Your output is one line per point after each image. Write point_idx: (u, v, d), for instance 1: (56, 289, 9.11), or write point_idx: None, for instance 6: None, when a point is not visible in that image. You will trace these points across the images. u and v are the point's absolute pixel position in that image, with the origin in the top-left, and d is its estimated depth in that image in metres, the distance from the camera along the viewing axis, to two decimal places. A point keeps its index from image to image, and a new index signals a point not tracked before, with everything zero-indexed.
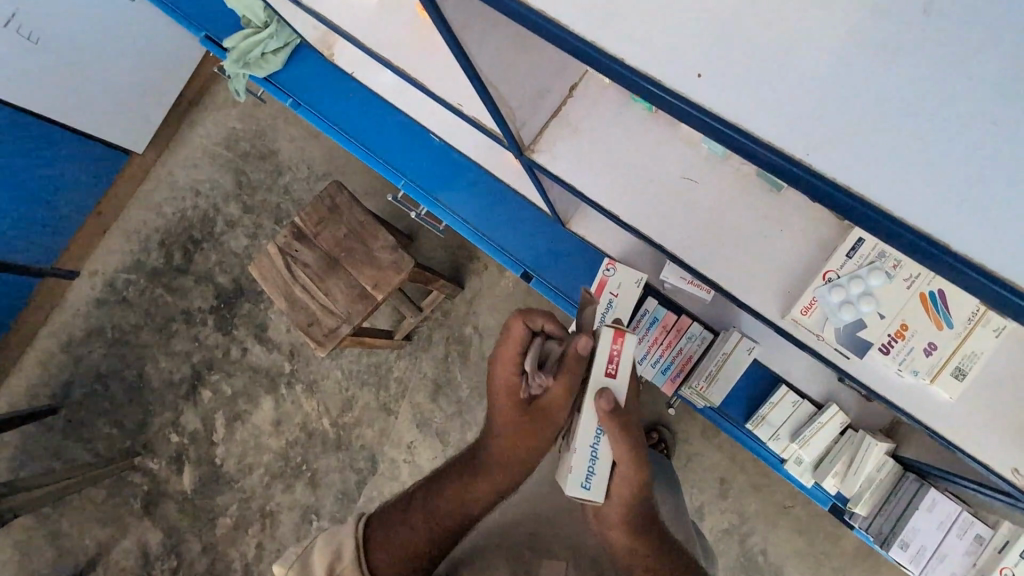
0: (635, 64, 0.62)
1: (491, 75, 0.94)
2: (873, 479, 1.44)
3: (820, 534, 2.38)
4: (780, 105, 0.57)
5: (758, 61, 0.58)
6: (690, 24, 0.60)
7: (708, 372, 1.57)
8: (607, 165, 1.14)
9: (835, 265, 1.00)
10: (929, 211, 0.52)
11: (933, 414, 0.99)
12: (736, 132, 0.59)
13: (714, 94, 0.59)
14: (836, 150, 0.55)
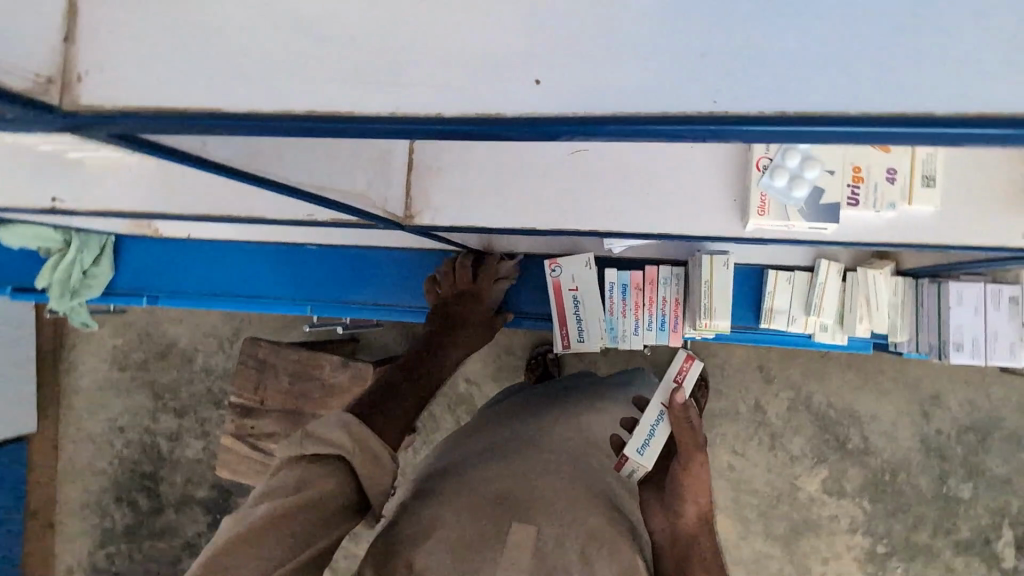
0: (462, 113, 0.49)
1: (323, 179, 0.82)
2: (897, 305, 1.45)
3: (865, 359, 2.33)
4: (640, 70, 0.46)
5: (585, 36, 0.47)
6: (495, 26, 0.49)
7: (704, 306, 1.44)
8: (495, 184, 1.03)
9: (763, 151, 0.93)
10: (866, 90, 0.43)
11: (931, 232, 0.93)
12: (615, 125, 0.47)
13: (568, 95, 0.48)
14: (733, 79, 0.45)
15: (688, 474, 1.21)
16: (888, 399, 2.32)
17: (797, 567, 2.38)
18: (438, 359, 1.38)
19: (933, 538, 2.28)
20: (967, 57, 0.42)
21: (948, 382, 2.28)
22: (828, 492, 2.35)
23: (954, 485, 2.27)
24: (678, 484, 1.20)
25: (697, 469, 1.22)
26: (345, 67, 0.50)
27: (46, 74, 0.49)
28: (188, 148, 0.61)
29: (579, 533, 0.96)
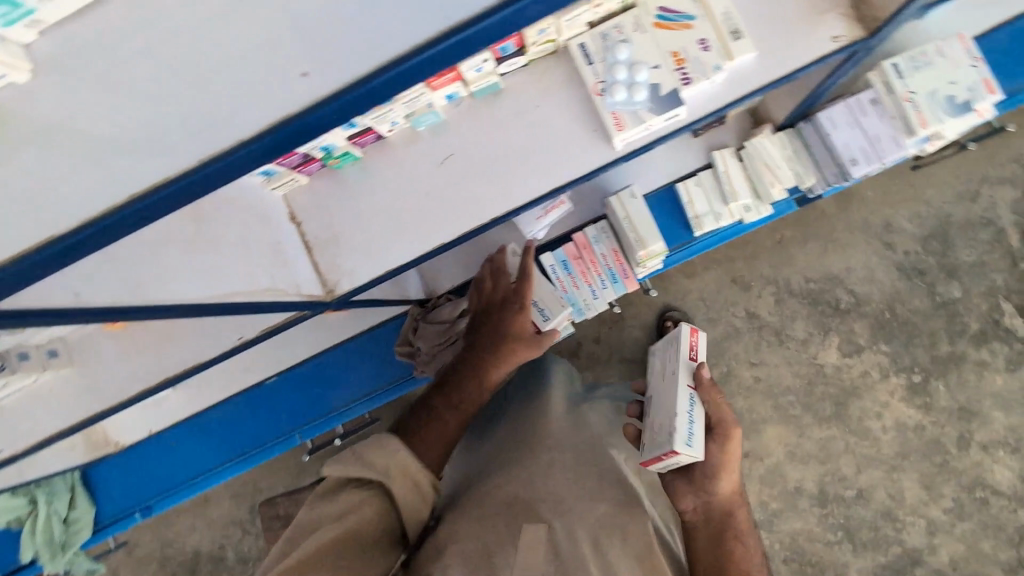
0: (259, 121, 0.64)
1: (211, 288, 0.82)
2: (792, 155, 1.56)
3: (814, 224, 2.41)
4: (367, 32, 0.64)
5: (319, 29, 0.64)
6: (255, 55, 0.64)
7: (634, 238, 1.47)
8: (392, 227, 1.07)
9: (593, 79, 1.00)
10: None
11: (760, 75, 1.00)
12: (369, 76, 0.64)
13: (328, 75, 0.64)
14: (424, 6, 0.63)
15: (722, 458, 1.19)
16: (852, 248, 2.40)
17: (857, 434, 2.42)
18: (466, 377, 1.21)
19: (953, 344, 2.37)
20: None
21: (891, 207, 2.37)
22: (846, 354, 2.42)
23: (943, 290, 2.36)
24: (710, 467, 1.19)
25: (730, 448, 1.21)
26: (163, 142, 0.62)
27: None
28: (64, 303, 0.63)
29: (592, 531, 1.07)
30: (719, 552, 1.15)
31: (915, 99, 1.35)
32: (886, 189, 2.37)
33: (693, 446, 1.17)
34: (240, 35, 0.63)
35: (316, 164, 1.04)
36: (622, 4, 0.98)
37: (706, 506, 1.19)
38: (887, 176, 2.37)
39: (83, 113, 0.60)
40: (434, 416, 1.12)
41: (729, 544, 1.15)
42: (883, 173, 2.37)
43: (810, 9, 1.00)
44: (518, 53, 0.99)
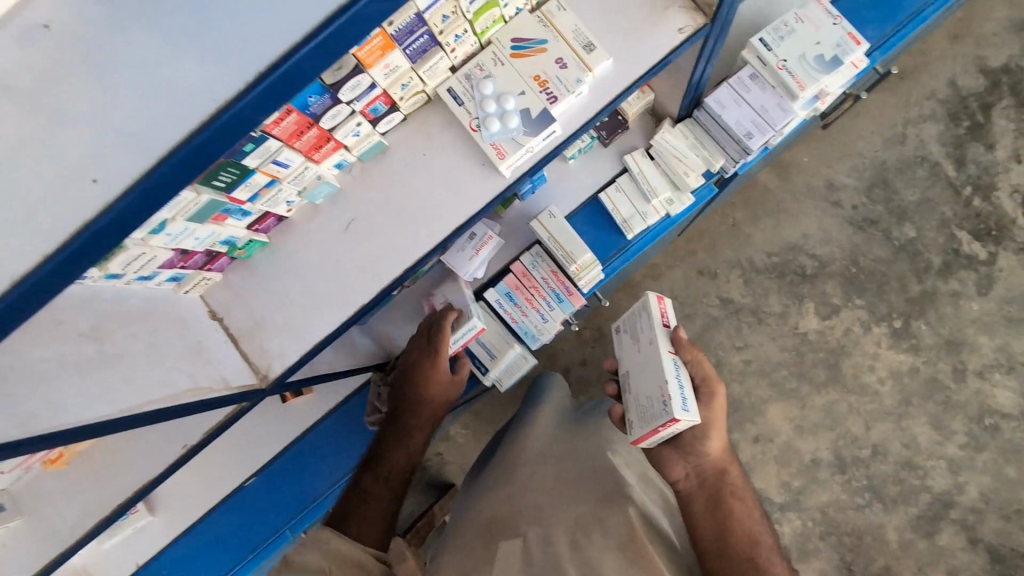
0: (58, 239, 0.60)
1: (123, 402, 0.83)
2: (696, 142, 1.61)
3: (758, 201, 2.47)
4: (154, 123, 0.61)
5: (102, 128, 0.61)
6: (40, 170, 0.60)
7: (564, 256, 1.49)
8: (315, 299, 1.09)
9: (467, 117, 1.04)
10: (279, 31, 0.62)
11: (621, 78, 1.05)
12: (162, 165, 0.61)
13: (121, 173, 0.61)
14: (205, 85, 0.61)
15: (709, 413, 1.19)
16: (801, 215, 2.45)
17: (857, 392, 2.40)
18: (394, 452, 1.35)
19: (922, 282, 2.40)
20: None
21: (826, 168, 2.44)
22: (823, 316, 2.43)
23: (898, 233, 2.41)
24: (697, 427, 1.19)
25: (716, 406, 1.21)
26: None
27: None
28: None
29: (568, 529, 1.13)
30: (718, 513, 1.14)
31: (788, 66, 1.43)
32: (816, 152, 2.45)
33: (689, 409, 1.13)
34: (24, 155, 0.60)
35: (224, 258, 1.05)
36: (476, 44, 1.03)
37: (700, 470, 1.19)
38: (814, 140, 2.45)
39: None
40: (368, 494, 1.25)
41: (728, 504, 1.15)
42: (810, 139, 2.46)
43: (653, 7, 1.06)
44: (391, 110, 1.02)
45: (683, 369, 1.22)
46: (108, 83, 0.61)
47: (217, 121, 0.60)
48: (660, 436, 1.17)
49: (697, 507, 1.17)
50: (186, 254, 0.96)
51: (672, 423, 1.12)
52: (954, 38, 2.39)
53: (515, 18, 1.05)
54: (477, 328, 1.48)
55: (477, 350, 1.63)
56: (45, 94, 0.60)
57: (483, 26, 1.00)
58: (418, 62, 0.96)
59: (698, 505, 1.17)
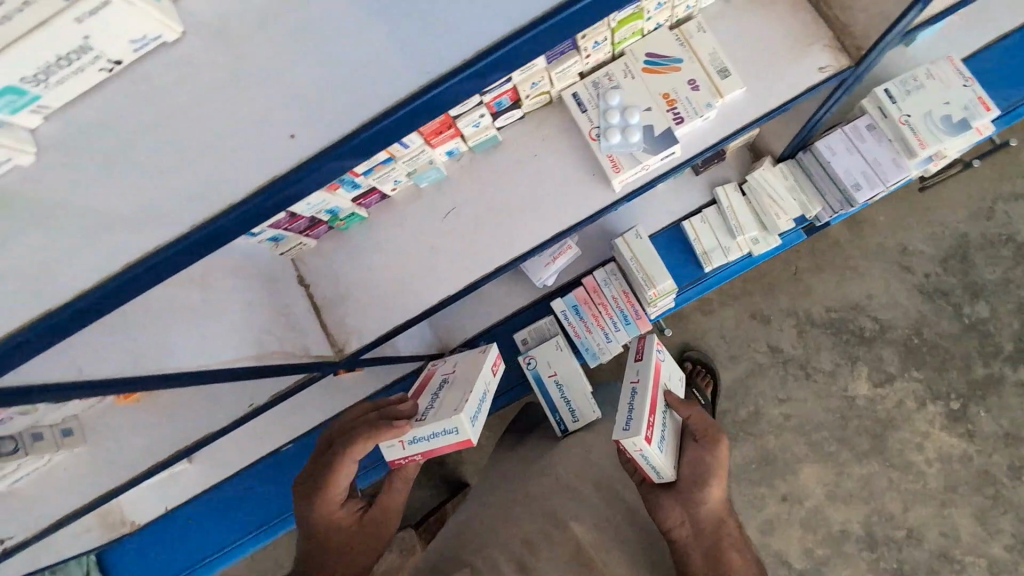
0: (247, 189, 0.60)
1: (222, 352, 0.83)
2: (794, 185, 1.55)
3: (828, 252, 2.37)
4: (355, 91, 0.61)
5: (310, 88, 0.62)
6: (249, 123, 0.62)
7: (644, 279, 1.45)
8: (399, 281, 1.08)
9: (588, 124, 1.02)
10: (495, 25, 0.60)
11: (754, 109, 1.01)
12: (354, 138, 0.60)
13: (317, 137, 0.61)
14: (415, 63, 0.61)
15: (712, 460, 1.10)
16: (871, 275, 2.34)
17: (900, 469, 2.28)
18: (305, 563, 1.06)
19: (989, 367, 2.27)
20: None
21: (905, 231, 2.33)
22: (876, 384, 2.32)
23: (970, 310, 2.29)
24: (700, 470, 1.10)
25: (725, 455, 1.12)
26: (153, 211, 0.60)
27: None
28: (67, 377, 0.63)
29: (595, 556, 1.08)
30: (717, 567, 1.06)
31: (910, 122, 1.36)
32: (896, 213, 2.34)
33: (629, 425, 1.01)
34: (237, 106, 0.62)
35: (323, 227, 1.06)
36: (610, 53, 1.02)
37: (699, 517, 1.09)
38: (897, 199, 2.34)
39: (83, 189, 0.60)
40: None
41: (724, 558, 1.08)
42: (892, 197, 2.35)
43: (795, 40, 1.02)
44: (513, 106, 1.02)
45: (644, 385, 1.09)
46: (322, 49, 0.62)
47: (419, 103, 0.59)
48: (645, 459, 1.05)
49: (698, 560, 1.06)
50: (293, 218, 0.96)
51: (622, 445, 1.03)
52: None
53: (653, 34, 1.03)
54: (461, 434, 0.95)
55: (561, 406, 1.51)
56: (264, 47, 0.63)
57: (622, 36, 0.99)
58: (553, 63, 0.96)
59: (698, 559, 1.06)
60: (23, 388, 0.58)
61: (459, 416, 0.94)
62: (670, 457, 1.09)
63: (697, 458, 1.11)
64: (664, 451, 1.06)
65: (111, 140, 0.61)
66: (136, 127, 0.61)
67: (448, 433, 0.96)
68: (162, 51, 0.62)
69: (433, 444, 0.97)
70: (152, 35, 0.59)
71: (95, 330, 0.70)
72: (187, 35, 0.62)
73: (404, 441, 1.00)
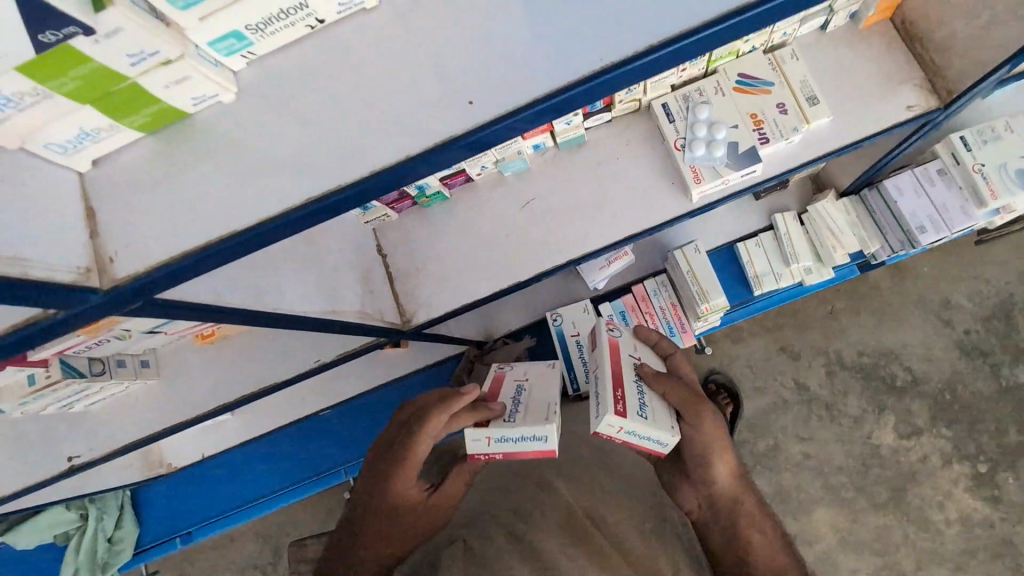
0: (423, 145, 0.62)
1: (315, 303, 0.89)
2: (855, 221, 1.57)
3: (871, 295, 2.36)
4: (530, 66, 0.62)
5: (493, 58, 0.63)
6: (432, 84, 0.63)
7: (696, 293, 1.48)
8: (470, 263, 1.13)
9: (674, 134, 1.06)
10: (667, 20, 0.61)
11: (841, 138, 1.04)
12: (520, 111, 0.61)
13: (493, 104, 0.62)
14: (573, 52, 0.62)
15: (702, 431, 0.99)
16: (912, 323, 2.32)
17: (918, 525, 2.25)
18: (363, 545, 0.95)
19: (1022, 434, 2.23)
20: None
21: (953, 283, 2.31)
22: (902, 435, 2.29)
23: (1009, 373, 2.25)
24: (695, 446, 0.99)
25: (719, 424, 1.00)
26: (330, 155, 0.62)
27: (86, 265, 0.57)
28: (205, 299, 0.69)
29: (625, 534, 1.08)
30: (737, 547, 0.96)
31: (983, 171, 1.36)
32: (945, 265, 2.32)
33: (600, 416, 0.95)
34: (421, 68, 0.64)
35: (408, 202, 1.12)
36: (703, 69, 1.06)
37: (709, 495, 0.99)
38: (949, 251, 2.32)
39: (254, 129, 0.64)
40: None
41: (746, 537, 0.96)
42: (944, 248, 2.33)
43: (887, 79, 1.05)
44: (604, 109, 1.07)
45: (602, 368, 1.03)
46: (504, 23, 0.64)
47: (588, 85, 0.60)
48: (634, 436, 0.97)
49: (716, 542, 0.97)
50: None
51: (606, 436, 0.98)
52: None
53: (747, 55, 1.07)
54: (548, 444, 0.99)
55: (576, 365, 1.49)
56: (446, 17, 0.64)
57: (719, 54, 1.03)
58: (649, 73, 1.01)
59: (716, 541, 0.97)
60: (182, 305, 0.65)
61: (551, 427, 0.97)
62: (660, 419, 0.98)
63: (691, 435, 1.00)
64: (650, 415, 0.98)
65: (300, 88, 0.65)
66: (320, 87, 0.65)
67: (536, 440, 0.99)
68: (359, 14, 0.65)
69: (518, 447, 1.00)
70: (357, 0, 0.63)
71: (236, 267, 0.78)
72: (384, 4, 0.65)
73: (490, 437, 1.00)
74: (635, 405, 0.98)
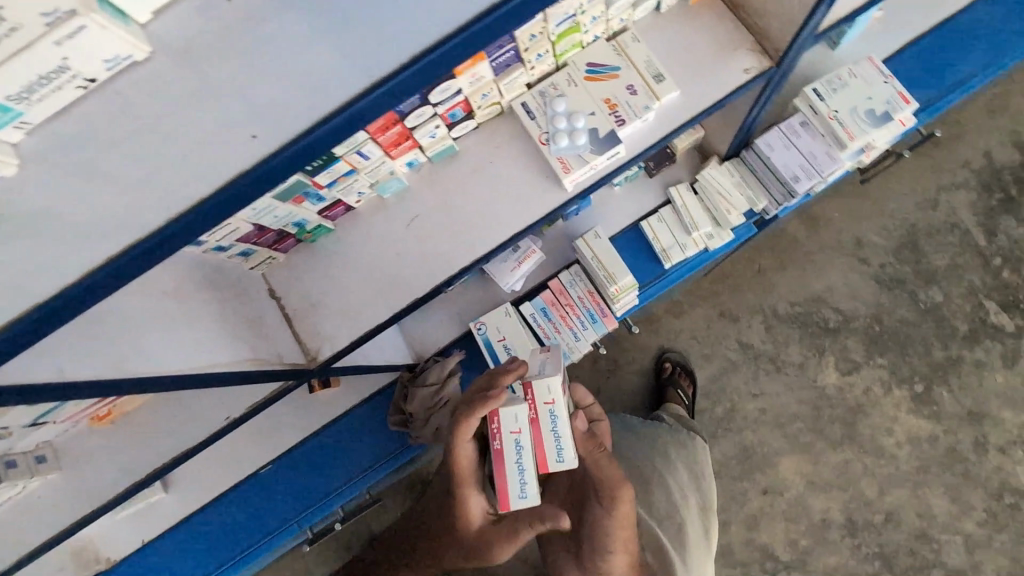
0: (219, 181, 0.62)
1: (197, 356, 0.85)
2: (740, 181, 1.65)
3: (786, 249, 2.48)
4: (313, 87, 0.64)
5: (272, 84, 0.64)
6: (215, 122, 0.64)
7: (604, 275, 1.53)
8: (369, 287, 1.13)
9: (538, 130, 1.10)
10: (439, 21, 0.64)
11: (690, 108, 1.10)
12: (312, 131, 0.63)
13: (278, 132, 0.63)
14: (355, 68, 0.64)
15: (597, 513, 1.13)
16: (826, 267, 2.46)
17: (873, 454, 2.37)
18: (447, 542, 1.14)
19: (947, 349, 2.39)
20: None
21: (855, 223, 2.46)
22: (844, 372, 2.42)
23: (925, 296, 2.41)
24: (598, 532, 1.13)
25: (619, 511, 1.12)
26: (129, 207, 0.62)
27: None
28: (47, 376, 0.65)
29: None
30: None
31: (838, 117, 1.48)
32: (846, 207, 2.47)
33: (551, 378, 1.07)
34: (201, 106, 0.64)
35: (291, 240, 1.10)
36: (554, 64, 1.10)
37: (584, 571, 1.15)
38: (846, 193, 2.47)
39: (52, 196, 0.62)
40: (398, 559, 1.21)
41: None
42: (841, 192, 2.48)
43: (723, 47, 1.12)
44: (467, 117, 1.09)
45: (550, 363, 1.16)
46: (279, 51, 0.65)
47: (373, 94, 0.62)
48: (549, 425, 1.05)
49: None
50: (262, 231, 1.01)
51: (533, 402, 1.06)
52: (992, 110, 2.44)
53: (591, 45, 1.12)
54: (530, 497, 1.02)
55: None
56: (222, 53, 0.65)
57: (563, 49, 1.07)
58: (499, 75, 1.03)
59: None
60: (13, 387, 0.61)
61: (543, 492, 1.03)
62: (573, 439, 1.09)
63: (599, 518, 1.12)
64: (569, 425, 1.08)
65: (81, 149, 0.63)
66: (112, 144, 0.63)
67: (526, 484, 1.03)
68: (133, 68, 0.64)
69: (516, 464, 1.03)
70: (123, 55, 0.61)
71: (66, 332, 0.73)
72: (156, 52, 0.64)
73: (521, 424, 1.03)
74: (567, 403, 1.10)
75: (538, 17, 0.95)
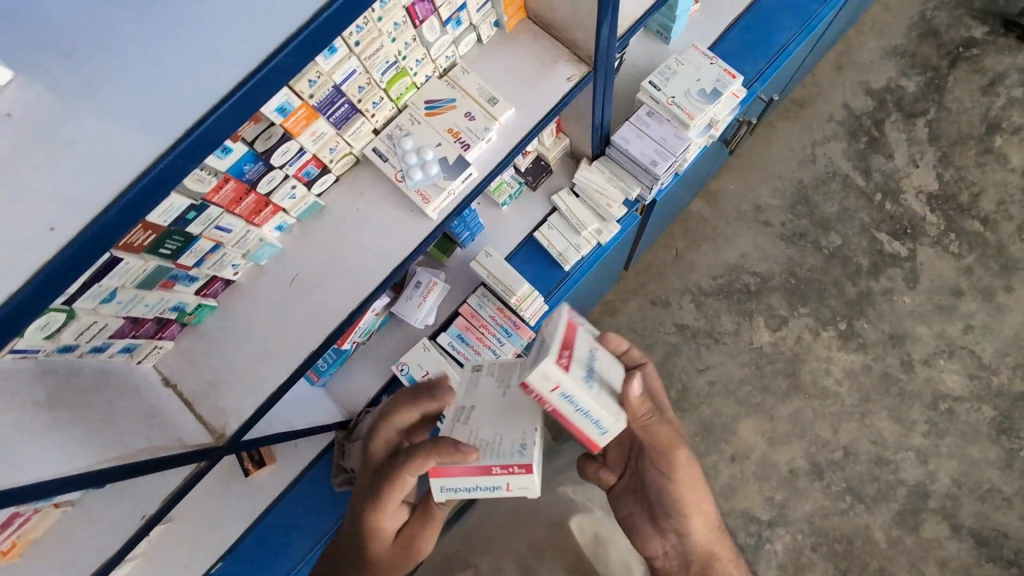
0: (25, 275, 0.63)
1: (78, 459, 0.84)
2: (610, 176, 1.78)
3: (694, 228, 2.66)
4: (106, 172, 0.67)
5: (64, 179, 0.67)
6: (16, 223, 0.65)
7: (505, 289, 1.60)
8: (261, 349, 1.13)
9: (393, 170, 1.17)
10: (212, 86, 0.69)
11: (527, 121, 1.20)
12: (109, 211, 0.66)
13: (74, 219, 0.66)
14: (141, 145, 0.68)
15: (666, 476, 1.20)
16: (732, 235, 2.64)
17: (818, 396, 2.49)
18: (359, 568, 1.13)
19: (857, 285, 2.57)
20: (239, 43, 0.71)
21: (747, 191, 2.67)
22: (774, 329, 2.56)
23: (826, 242, 2.61)
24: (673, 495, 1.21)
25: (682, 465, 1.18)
26: None
27: None
28: None
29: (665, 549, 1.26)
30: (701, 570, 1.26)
31: (676, 101, 1.64)
32: (738, 178, 2.69)
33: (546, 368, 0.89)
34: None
35: (174, 325, 1.11)
36: (394, 108, 1.19)
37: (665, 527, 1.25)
38: (733, 167, 2.70)
39: None
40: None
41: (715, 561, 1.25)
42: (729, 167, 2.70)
43: (545, 62, 1.23)
44: (324, 172, 1.15)
45: (551, 334, 0.96)
46: (67, 148, 0.68)
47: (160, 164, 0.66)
48: (567, 404, 0.91)
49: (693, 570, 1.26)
50: (138, 322, 1.02)
51: (539, 397, 0.91)
52: (838, 67, 2.74)
53: (426, 85, 1.22)
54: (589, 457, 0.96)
55: None
56: (14, 162, 0.68)
57: (398, 93, 1.17)
58: (343, 128, 1.10)
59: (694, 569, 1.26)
60: None
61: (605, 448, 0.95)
62: (606, 402, 0.94)
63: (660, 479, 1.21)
64: (596, 394, 0.93)
65: None
66: None
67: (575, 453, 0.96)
68: None
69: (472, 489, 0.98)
70: None
71: None
72: None
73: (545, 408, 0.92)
74: (583, 374, 0.93)
75: (359, 70, 1.04)
